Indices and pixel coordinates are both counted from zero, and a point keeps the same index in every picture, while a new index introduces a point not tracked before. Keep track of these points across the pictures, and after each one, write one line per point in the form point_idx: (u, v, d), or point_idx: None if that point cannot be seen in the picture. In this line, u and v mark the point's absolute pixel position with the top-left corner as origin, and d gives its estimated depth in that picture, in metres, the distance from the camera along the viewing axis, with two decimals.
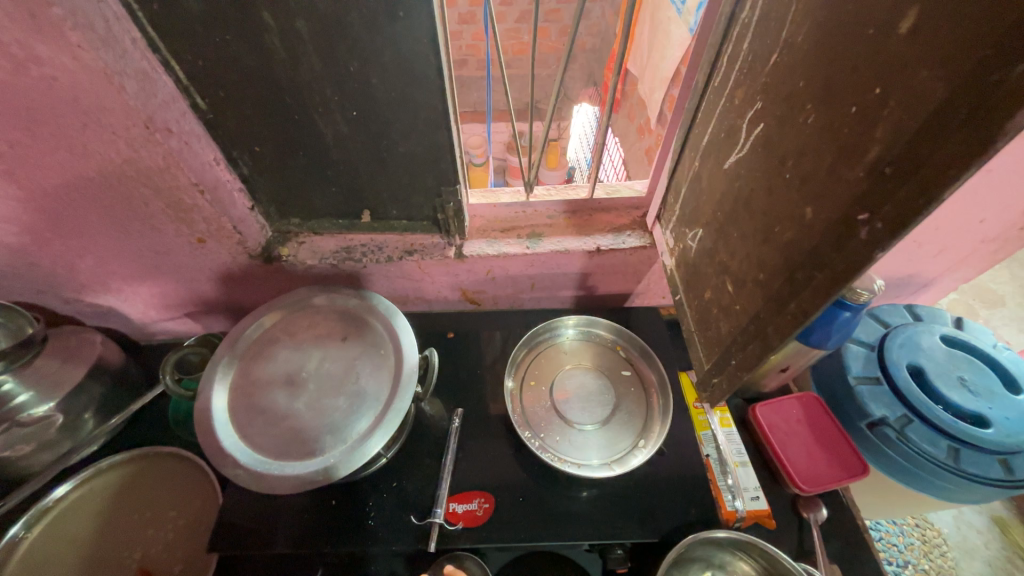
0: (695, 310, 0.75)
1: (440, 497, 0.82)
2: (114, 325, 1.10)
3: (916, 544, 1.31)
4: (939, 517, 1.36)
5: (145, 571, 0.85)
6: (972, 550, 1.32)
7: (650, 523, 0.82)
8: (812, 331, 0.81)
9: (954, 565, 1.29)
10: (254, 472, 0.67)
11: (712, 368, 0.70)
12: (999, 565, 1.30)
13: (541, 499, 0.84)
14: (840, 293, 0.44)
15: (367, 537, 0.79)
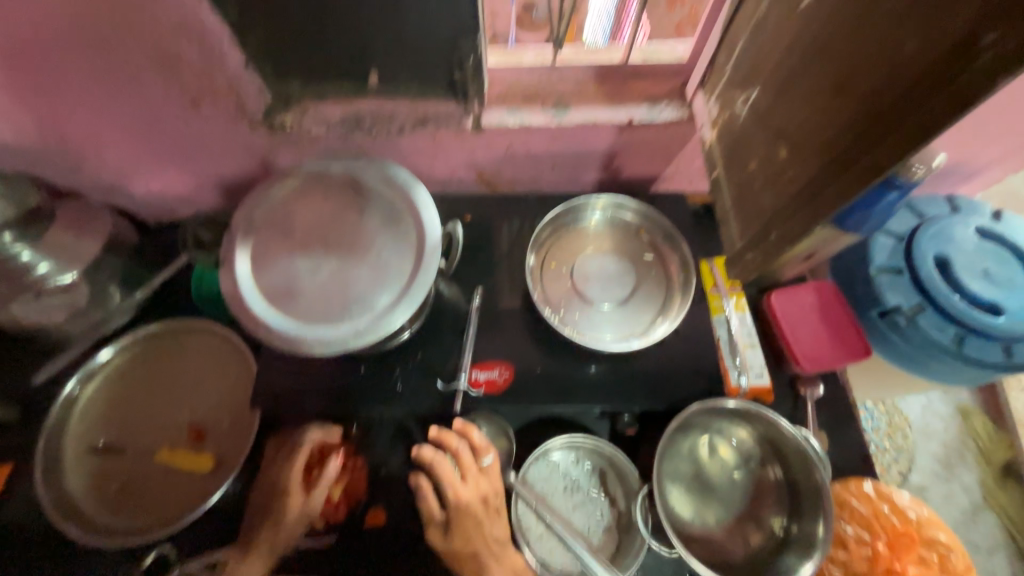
0: (734, 187, 0.73)
1: (463, 366, 0.86)
2: None
3: (883, 427, 1.44)
4: (909, 406, 1.47)
5: (196, 425, 0.95)
6: (931, 433, 1.45)
7: (660, 393, 0.86)
8: (851, 214, 0.76)
9: (912, 444, 1.43)
10: (287, 336, 0.69)
11: (745, 246, 0.69)
12: (952, 446, 1.44)
13: (557, 371, 0.87)
14: (936, 132, 0.42)
15: (395, 400, 0.85)
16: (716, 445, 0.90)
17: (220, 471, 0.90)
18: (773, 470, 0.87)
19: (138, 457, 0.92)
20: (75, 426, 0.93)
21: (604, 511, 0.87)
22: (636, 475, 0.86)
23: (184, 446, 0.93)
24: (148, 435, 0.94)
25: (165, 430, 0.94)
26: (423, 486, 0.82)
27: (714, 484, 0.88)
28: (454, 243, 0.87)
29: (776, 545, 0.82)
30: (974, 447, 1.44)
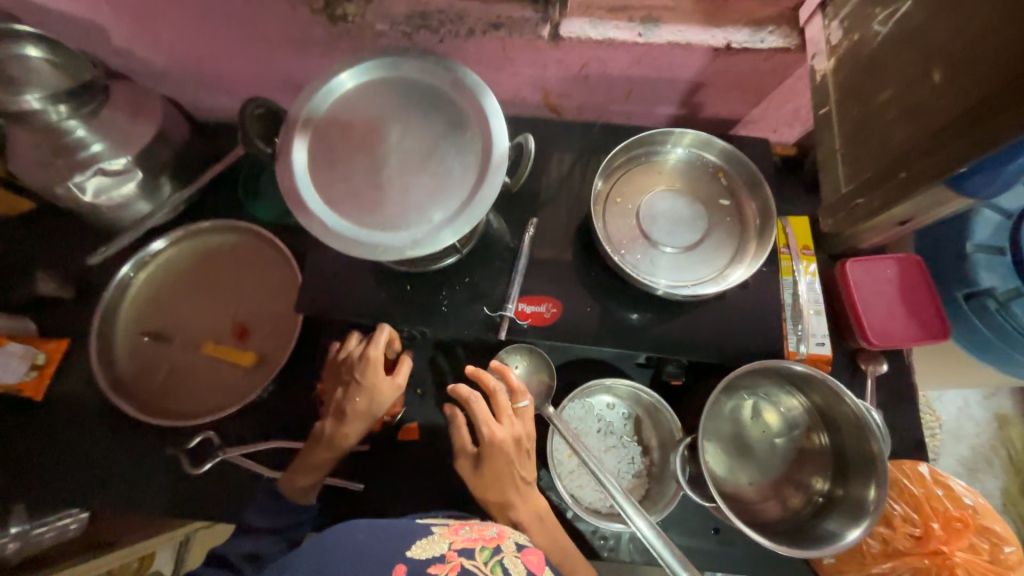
0: (854, 123, 0.71)
1: (511, 296, 0.83)
2: (169, 89, 1.02)
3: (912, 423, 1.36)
4: (943, 406, 1.40)
5: (240, 324, 0.97)
6: (961, 436, 1.39)
7: (715, 348, 0.82)
8: (975, 174, 0.65)
9: (939, 444, 1.37)
10: (341, 237, 0.66)
11: (857, 189, 0.70)
12: (980, 451, 1.38)
13: (604, 312, 0.83)
14: None
15: (441, 320, 0.84)
16: (761, 409, 0.87)
17: (265, 368, 0.94)
18: (819, 438, 0.83)
19: (187, 347, 0.96)
20: (128, 308, 0.96)
21: (636, 459, 0.87)
22: (676, 426, 0.84)
23: (230, 342, 0.96)
24: (195, 327, 0.97)
25: (212, 324, 0.97)
26: (458, 419, 0.79)
27: (753, 448, 0.86)
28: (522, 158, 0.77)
29: (817, 509, 0.79)
30: (1003, 455, 1.38)
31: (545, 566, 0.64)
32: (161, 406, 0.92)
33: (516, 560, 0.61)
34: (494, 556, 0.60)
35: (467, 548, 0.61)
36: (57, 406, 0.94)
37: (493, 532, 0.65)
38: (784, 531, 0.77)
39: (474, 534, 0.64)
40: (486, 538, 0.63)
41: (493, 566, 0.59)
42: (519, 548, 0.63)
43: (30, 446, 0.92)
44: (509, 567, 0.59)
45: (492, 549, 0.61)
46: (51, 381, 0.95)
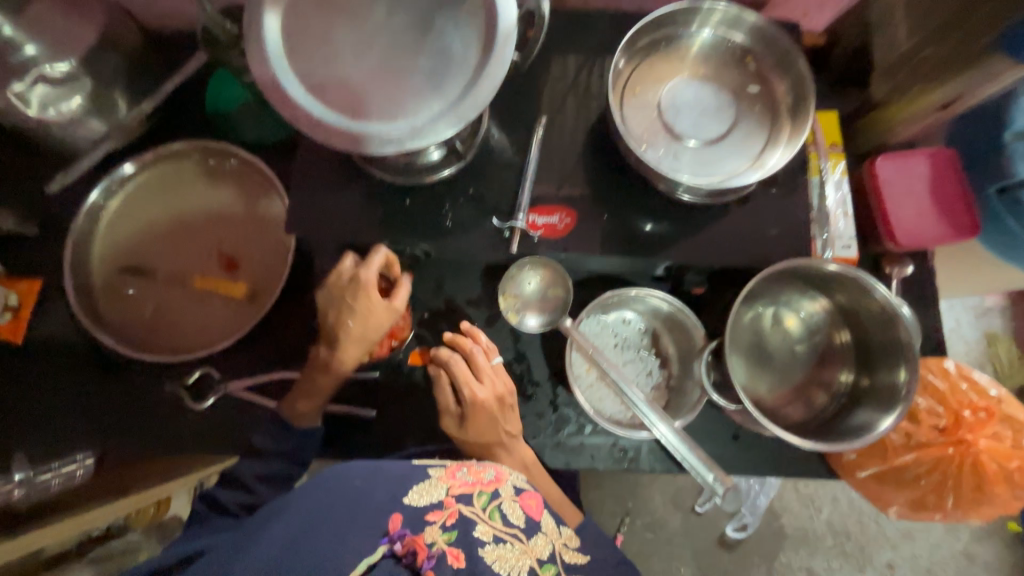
0: None
1: (521, 205, 0.76)
2: None
3: None
4: None
5: (228, 255, 0.90)
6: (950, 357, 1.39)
7: (742, 252, 0.76)
8: None
9: None
10: (328, 126, 0.57)
11: (932, 37, 0.78)
12: None
13: (616, 223, 0.77)
14: None
15: (445, 236, 0.77)
16: (780, 317, 0.84)
17: (259, 300, 0.88)
18: (841, 336, 0.81)
19: (172, 280, 0.89)
20: (104, 242, 0.89)
21: (654, 371, 0.84)
22: (699, 333, 0.80)
23: (218, 275, 0.89)
24: (181, 260, 0.90)
25: (198, 257, 0.91)
26: (440, 383, 0.77)
27: (773, 355, 0.83)
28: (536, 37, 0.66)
29: (846, 403, 0.77)
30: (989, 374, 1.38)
31: (545, 506, 0.67)
32: (152, 341, 0.87)
33: (515, 504, 0.64)
34: (492, 499, 0.63)
35: (465, 492, 0.63)
36: (42, 349, 0.89)
37: (491, 474, 0.67)
38: (813, 430, 0.76)
39: (472, 477, 0.66)
40: (484, 482, 0.65)
41: (491, 512, 0.62)
42: (517, 491, 0.66)
43: (22, 389, 0.88)
44: (509, 512, 0.63)
45: (491, 493, 0.64)
46: (30, 323, 0.88)
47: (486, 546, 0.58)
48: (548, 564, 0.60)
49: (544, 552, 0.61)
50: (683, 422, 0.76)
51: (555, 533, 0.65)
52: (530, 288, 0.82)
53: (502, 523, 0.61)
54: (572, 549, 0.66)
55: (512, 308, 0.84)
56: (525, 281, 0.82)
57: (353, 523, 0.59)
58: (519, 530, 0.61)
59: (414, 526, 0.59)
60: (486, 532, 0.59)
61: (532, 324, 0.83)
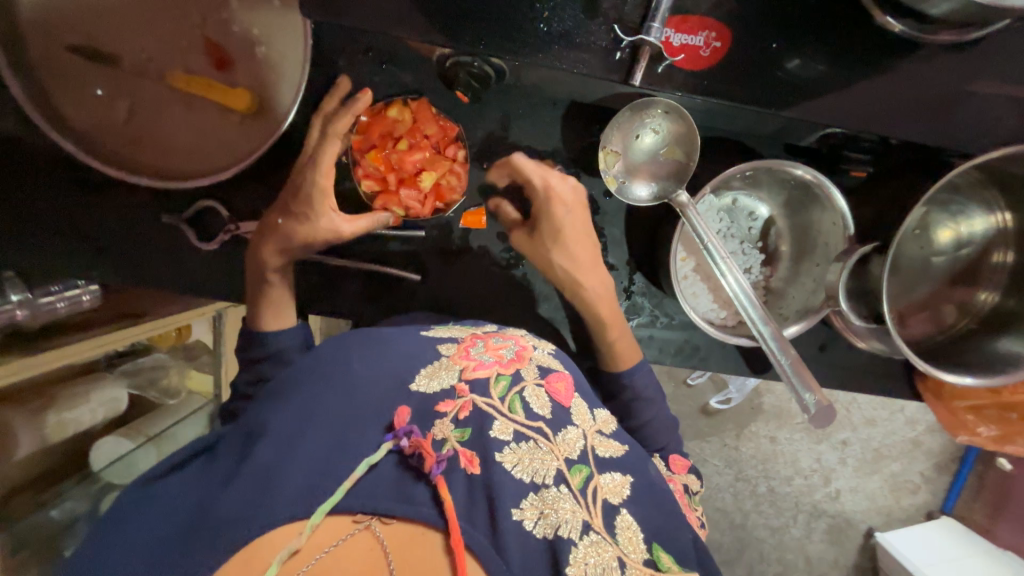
0: None
1: (660, 9, 0.50)
2: None
3: None
4: None
5: (216, 46, 0.65)
6: None
7: (938, 124, 0.56)
8: None
9: None
10: None
11: None
12: None
13: (782, 59, 0.54)
14: None
15: (537, 47, 0.52)
16: (932, 223, 0.67)
17: (266, 116, 0.66)
18: (1001, 255, 0.65)
19: (141, 74, 0.65)
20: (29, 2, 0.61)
21: (755, 269, 0.70)
22: (839, 229, 0.62)
23: (206, 74, 0.66)
24: (147, 45, 0.65)
25: (174, 42, 0.65)
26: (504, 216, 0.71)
27: (903, 267, 0.69)
28: None
29: (979, 325, 0.65)
30: None
31: (575, 393, 0.56)
32: (133, 158, 0.67)
33: (539, 392, 0.52)
34: (513, 387, 0.51)
35: (482, 377, 0.51)
36: None
37: (511, 353, 0.56)
38: (934, 350, 0.67)
39: (491, 358, 0.54)
40: (504, 363, 0.53)
41: (512, 403, 0.49)
42: (543, 376, 0.54)
43: None
44: (533, 402, 0.50)
45: (511, 378, 0.52)
46: None
47: (505, 448, 0.46)
48: (579, 465, 0.48)
49: (574, 452, 0.49)
50: (795, 331, 0.63)
51: (588, 423, 0.53)
52: (642, 143, 0.61)
53: (525, 417, 0.49)
54: (606, 439, 0.53)
55: (611, 172, 0.62)
56: (636, 133, 0.61)
57: (354, 405, 0.50)
58: (544, 424, 0.49)
59: (423, 423, 0.49)
60: (506, 430, 0.47)
61: (641, 193, 0.61)
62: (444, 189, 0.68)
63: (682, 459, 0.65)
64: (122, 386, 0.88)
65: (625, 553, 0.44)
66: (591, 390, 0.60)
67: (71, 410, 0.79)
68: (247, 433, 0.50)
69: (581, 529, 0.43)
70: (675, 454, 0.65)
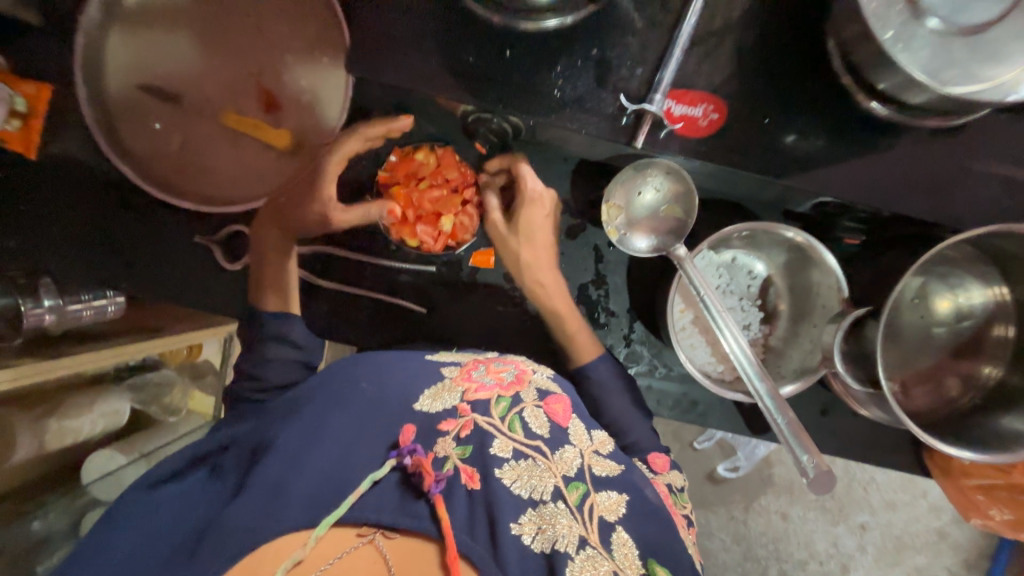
0: None
1: (661, 83, 0.56)
2: None
3: None
4: None
5: (266, 91, 0.72)
6: None
7: (926, 201, 0.59)
8: None
9: None
10: None
11: None
12: None
13: (775, 133, 0.59)
14: None
15: (551, 110, 0.58)
16: (931, 293, 0.68)
17: (302, 156, 0.73)
18: (1003, 329, 0.65)
19: (199, 113, 0.73)
20: (113, 48, 0.70)
21: (754, 326, 0.71)
22: (835, 291, 0.63)
23: (254, 115, 0.73)
24: (208, 87, 0.72)
25: (232, 87, 0.73)
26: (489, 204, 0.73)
27: (903, 335, 0.69)
28: None
29: (983, 401, 0.65)
30: None
31: (573, 413, 0.55)
32: (182, 185, 0.75)
33: (538, 411, 0.52)
34: (513, 407, 0.52)
35: (482, 399, 0.52)
36: (58, 170, 0.77)
37: (512, 375, 0.56)
38: (935, 424, 0.66)
39: (492, 380, 0.55)
40: (504, 385, 0.54)
41: (511, 423, 0.50)
42: (541, 396, 0.54)
43: (40, 210, 0.78)
44: (532, 421, 0.51)
45: (511, 399, 0.53)
46: (43, 135, 0.76)
47: (505, 465, 0.47)
48: (575, 482, 0.47)
49: (571, 469, 0.48)
50: (791, 391, 0.63)
51: (584, 442, 0.52)
52: (644, 200, 0.65)
53: (525, 436, 0.50)
54: (604, 458, 0.52)
55: (613, 224, 0.67)
56: (638, 190, 0.65)
57: (365, 424, 0.53)
58: (542, 443, 0.50)
59: (426, 442, 0.50)
60: (505, 447, 0.48)
61: (640, 245, 0.65)
62: (458, 229, 0.73)
63: (662, 457, 0.63)
64: (126, 399, 0.87)
65: (622, 569, 0.43)
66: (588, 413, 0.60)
67: (73, 419, 0.78)
68: (259, 449, 0.54)
69: (576, 544, 0.43)
70: (656, 455, 0.63)
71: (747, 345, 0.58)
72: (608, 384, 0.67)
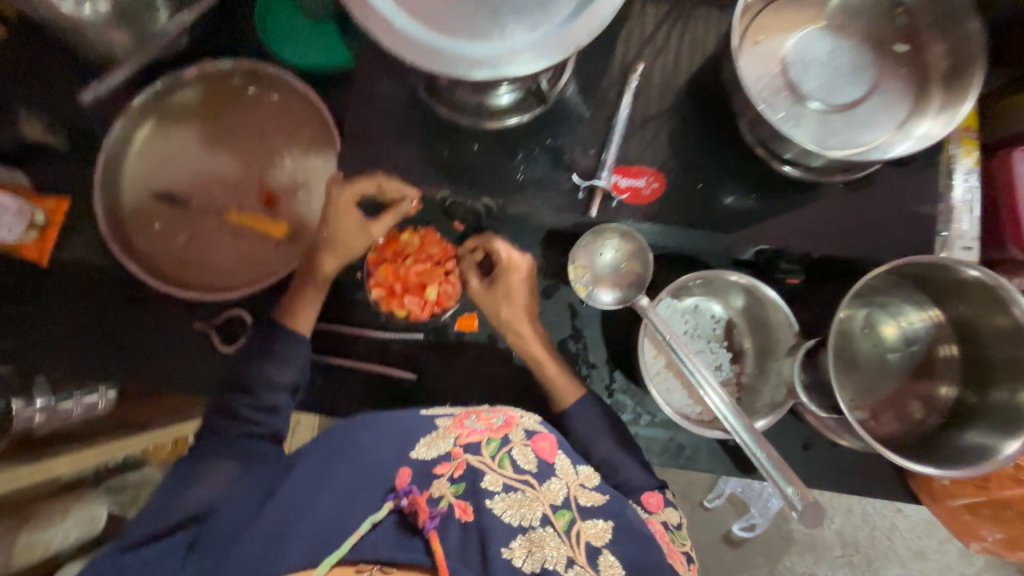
0: None
1: (606, 163, 0.66)
2: None
3: None
4: None
5: (267, 191, 0.83)
6: None
7: (844, 244, 0.69)
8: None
9: None
10: (395, 37, 0.49)
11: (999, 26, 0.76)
12: None
13: (710, 194, 0.68)
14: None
15: (515, 190, 0.68)
16: (877, 322, 0.74)
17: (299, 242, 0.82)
18: (947, 349, 0.71)
19: (205, 214, 0.83)
20: (134, 166, 0.82)
21: (724, 365, 0.76)
22: (789, 328, 0.71)
23: (255, 211, 0.82)
24: (215, 192, 0.83)
25: (236, 190, 0.83)
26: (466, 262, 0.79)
27: (862, 363, 0.74)
28: None
29: (947, 420, 0.68)
30: None
31: (559, 449, 0.62)
32: (186, 277, 0.82)
33: (525, 449, 0.60)
34: (502, 447, 0.59)
35: (474, 441, 0.61)
36: (65, 272, 0.83)
37: (501, 420, 0.64)
38: (907, 447, 0.69)
39: (482, 424, 0.63)
40: (494, 428, 0.62)
41: (501, 460, 0.58)
42: (528, 435, 0.62)
43: (43, 311, 0.82)
44: (520, 458, 0.59)
45: (500, 440, 0.60)
46: (55, 242, 0.83)
47: (496, 496, 0.55)
48: (562, 509, 0.56)
49: (557, 497, 0.57)
50: (764, 425, 0.68)
51: (571, 475, 0.60)
52: (605, 259, 0.74)
53: (513, 471, 0.58)
54: (589, 490, 0.59)
55: (581, 281, 0.74)
56: (598, 251, 0.74)
57: (369, 476, 0.61)
58: (530, 477, 0.58)
59: (423, 483, 0.59)
60: (495, 481, 0.57)
61: (606, 299, 0.73)
62: (442, 297, 0.80)
63: (656, 496, 0.65)
64: (104, 502, 0.72)
65: None
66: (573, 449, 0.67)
67: (44, 529, 0.64)
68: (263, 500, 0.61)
69: (565, 562, 0.51)
70: (649, 493, 0.65)
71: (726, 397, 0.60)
72: (595, 433, 0.69)
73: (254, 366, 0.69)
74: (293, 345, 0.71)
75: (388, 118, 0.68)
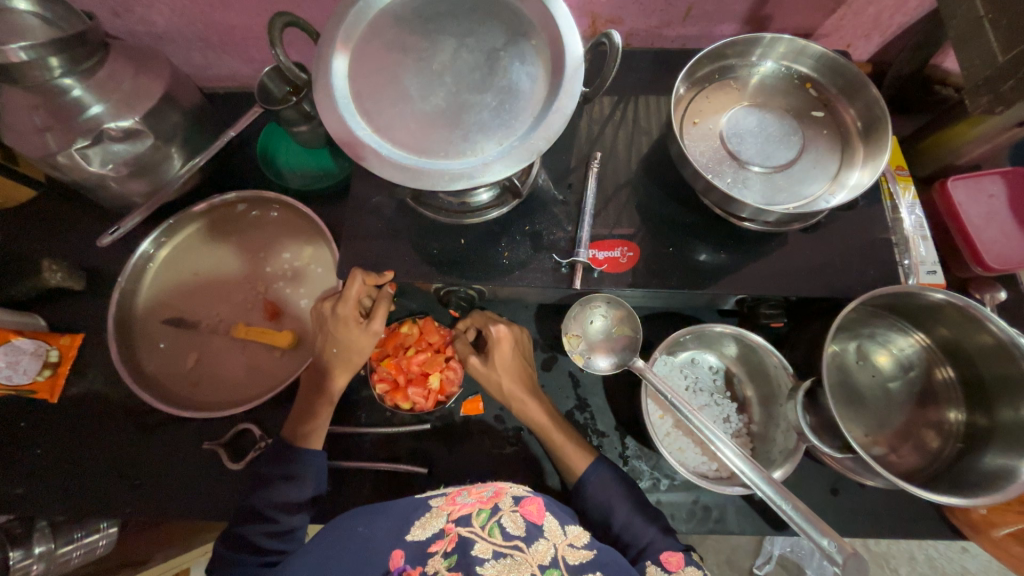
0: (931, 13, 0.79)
1: (582, 240, 0.71)
2: (186, 43, 0.94)
3: None
4: None
5: (272, 304, 0.88)
6: None
7: (824, 280, 0.70)
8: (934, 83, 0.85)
9: None
10: (381, 161, 0.56)
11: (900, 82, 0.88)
12: None
13: (682, 254, 0.73)
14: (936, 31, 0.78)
15: (504, 274, 0.72)
16: (870, 352, 0.76)
17: (303, 350, 0.85)
18: (944, 371, 0.73)
19: (212, 332, 0.87)
20: (145, 295, 0.88)
21: (733, 417, 0.79)
22: (785, 372, 0.73)
23: (261, 324, 0.87)
24: (222, 310, 0.88)
25: (243, 306, 0.89)
26: (464, 339, 0.80)
27: (867, 397, 0.74)
28: (613, 55, 0.60)
29: (964, 445, 0.68)
30: None
31: (547, 510, 0.59)
32: (193, 397, 0.83)
33: (515, 515, 0.56)
34: (492, 516, 0.56)
35: (465, 514, 0.57)
36: (75, 406, 0.85)
37: (491, 490, 0.60)
38: (933, 479, 0.67)
39: (472, 498, 0.59)
40: (484, 499, 0.58)
41: (490, 528, 0.54)
42: (517, 500, 0.58)
43: (51, 449, 0.83)
44: (509, 524, 0.55)
45: (490, 509, 0.57)
46: (68, 378, 0.86)
47: (485, 563, 0.51)
48: (551, 568, 0.52)
49: (546, 557, 0.53)
50: (781, 475, 0.68)
51: (559, 535, 0.56)
52: (595, 327, 0.77)
53: (502, 538, 0.54)
54: (579, 549, 0.56)
55: (577, 350, 0.77)
56: (589, 320, 0.78)
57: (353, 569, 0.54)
58: (519, 541, 0.54)
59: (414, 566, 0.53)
60: (485, 549, 0.52)
61: (604, 364, 0.76)
62: (445, 384, 0.81)
63: (676, 554, 0.61)
64: None
65: None
66: (565, 511, 0.63)
67: None
68: None
69: None
70: (668, 552, 0.61)
71: (740, 451, 0.59)
72: (612, 507, 0.66)
73: (266, 481, 0.69)
74: (310, 464, 0.70)
75: (381, 227, 0.74)
